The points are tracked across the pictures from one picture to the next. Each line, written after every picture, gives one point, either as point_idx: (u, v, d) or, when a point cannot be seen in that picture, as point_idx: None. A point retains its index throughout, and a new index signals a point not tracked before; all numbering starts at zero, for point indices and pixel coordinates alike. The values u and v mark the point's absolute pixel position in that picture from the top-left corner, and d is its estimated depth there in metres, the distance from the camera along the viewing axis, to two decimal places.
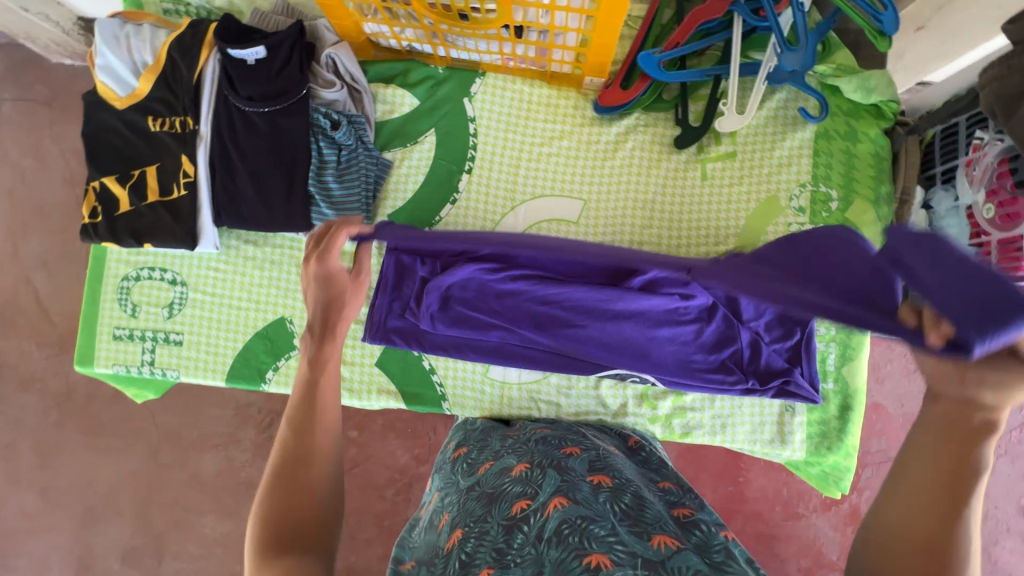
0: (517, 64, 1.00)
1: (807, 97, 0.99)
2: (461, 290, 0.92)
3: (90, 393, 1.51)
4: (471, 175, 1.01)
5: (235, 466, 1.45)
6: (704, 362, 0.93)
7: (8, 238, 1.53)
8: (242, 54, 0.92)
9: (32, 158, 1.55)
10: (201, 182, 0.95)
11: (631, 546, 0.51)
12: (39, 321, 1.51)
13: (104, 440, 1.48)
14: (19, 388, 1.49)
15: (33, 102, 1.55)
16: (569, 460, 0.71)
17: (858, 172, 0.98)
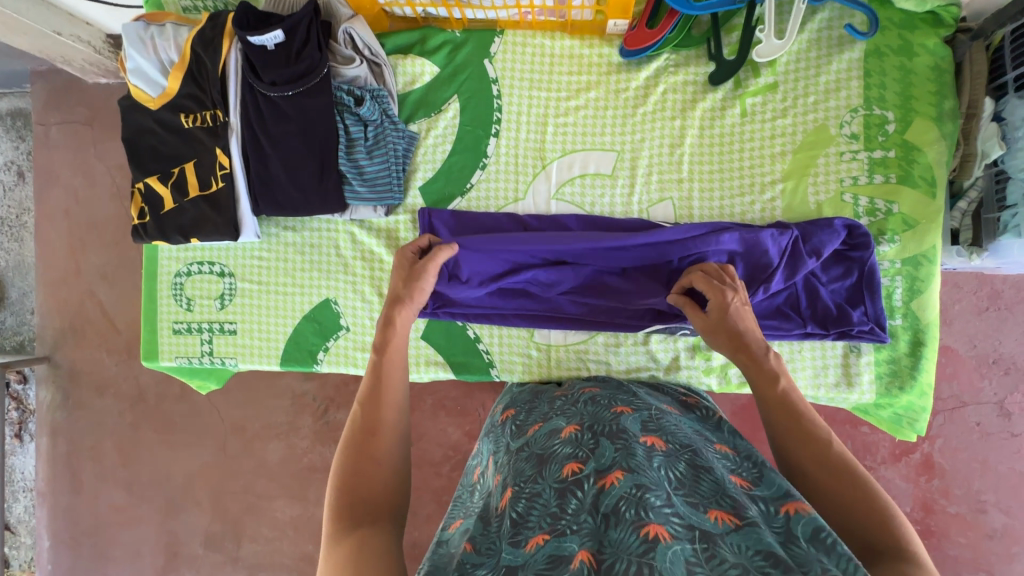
0: (535, 17, 0.96)
1: (853, 12, 0.91)
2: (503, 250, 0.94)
3: (159, 394, 1.59)
4: (499, 139, 0.99)
5: (298, 452, 1.51)
6: (761, 307, 0.90)
7: (70, 254, 1.62)
8: (262, 41, 0.92)
9: (81, 178, 1.62)
10: (236, 173, 0.98)
11: (689, 519, 0.50)
12: (106, 329, 1.60)
13: (176, 435, 1.57)
14: (96, 392, 1.60)
15: (77, 124, 1.62)
16: (621, 421, 0.67)
17: (917, 88, 0.90)
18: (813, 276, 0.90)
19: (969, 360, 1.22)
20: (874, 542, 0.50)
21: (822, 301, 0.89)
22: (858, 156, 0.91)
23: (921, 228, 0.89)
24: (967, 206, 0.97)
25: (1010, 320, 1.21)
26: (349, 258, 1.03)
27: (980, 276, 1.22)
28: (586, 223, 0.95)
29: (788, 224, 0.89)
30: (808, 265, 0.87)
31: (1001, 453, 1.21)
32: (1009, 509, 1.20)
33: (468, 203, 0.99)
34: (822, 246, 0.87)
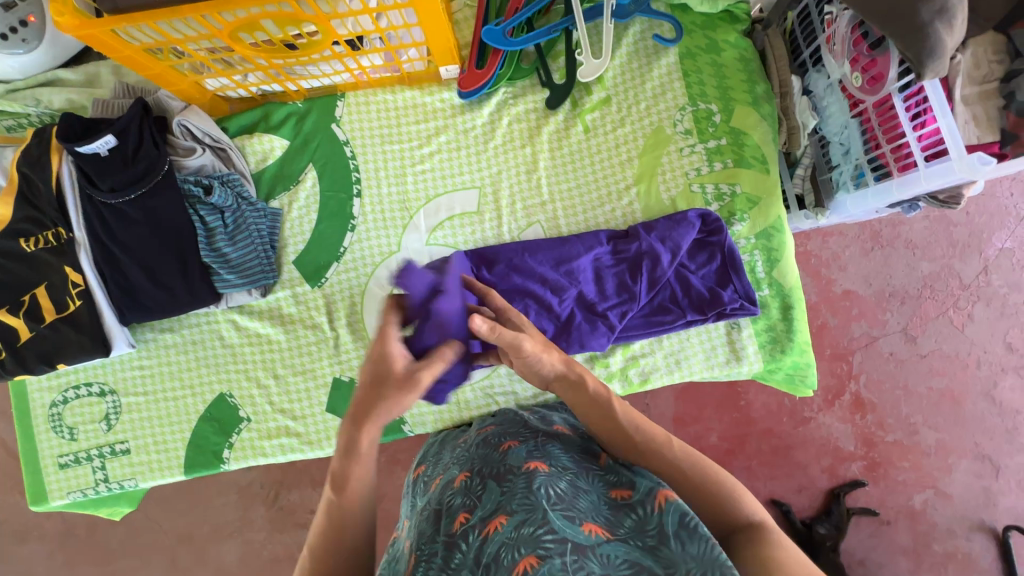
0: (371, 76, 0.98)
1: (660, 23, 0.99)
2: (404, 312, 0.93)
3: (91, 523, 1.46)
4: (362, 199, 0.99)
5: (256, 547, 1.42)
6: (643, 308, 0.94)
7: None
8: (92, 148, 0.89)
9: None
10: (94, 288, 0.93)
11: (560, 531, 0.52)
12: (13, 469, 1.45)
13: (118, 563, 1.43)
14: (16, 540, 1.44)
15: None
16: (508, 458, 0.66)
17: (730, 80, 0.99)
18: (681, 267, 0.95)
19: (869, 299, 1.31)
20: (733, 530, 0.55)
21: (694, 287, 0.94)
22: (696, 148, 0.98)
23: (765, 202, 0.97)
24: (804, 171, 1.04)
25: (893, 255, 1.32)
26: (234, 348, 0.99)
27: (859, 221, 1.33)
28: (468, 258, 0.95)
29: (647, 229, 0.94)
30: (671, 260, 0.92)
31: (916, 375, 1.30)
32: (936, 425, 1.29)
33: (345, 266, 0.99)
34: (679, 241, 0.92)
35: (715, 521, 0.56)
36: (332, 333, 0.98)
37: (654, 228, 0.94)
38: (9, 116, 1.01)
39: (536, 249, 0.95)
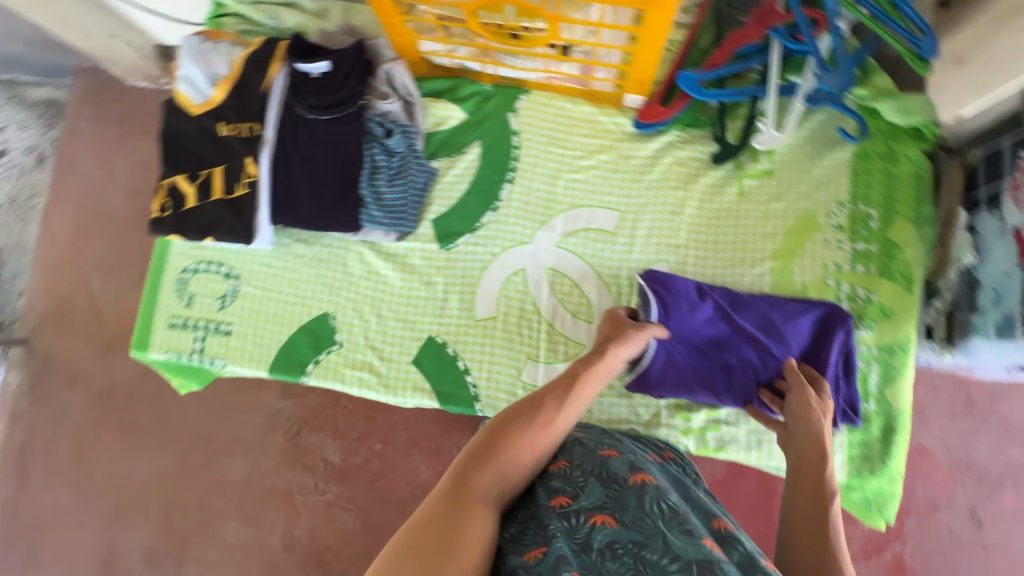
0: (560, 82, 1.05)
1: (846, 118, 1.01)
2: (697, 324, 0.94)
3: (129, 394, 1.68)
4: (512, 185, 1.05)
5: (261, 472, 1.58)
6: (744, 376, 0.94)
7: (73, 242, 1.77)
8: (309, 68, 1.02)
9: (98, 169, 1.80)
10: (262, 182, 1.02)
11: (682, 555, 0.55)
12: (92, 320, 1.73)
13: (139, 438, 1.64)
14: (66, 383, 1.69)
15: (107, 114, 1.82)
16: (610, 464, 0.70)
17: (899, 192, 0.98)
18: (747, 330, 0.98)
19: (944, 464, 1.23)
20: None
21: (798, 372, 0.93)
22: (843, 245, 0.98)
23: (898, 319, 0.95)
24: (942, 306, 1.01)
25: (984, 429, 1.23)
26: (353, 277, 1.06)
27: (957, 380, 1.25)
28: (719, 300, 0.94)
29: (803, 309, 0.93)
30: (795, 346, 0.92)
31: (973, 562, 1.20)
32: None
33: (476, 240, 1.04)
34: (829, 337, 0.92)
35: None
36: (444, 293, 1.04)
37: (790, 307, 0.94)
38: (246, 22, 1.15)
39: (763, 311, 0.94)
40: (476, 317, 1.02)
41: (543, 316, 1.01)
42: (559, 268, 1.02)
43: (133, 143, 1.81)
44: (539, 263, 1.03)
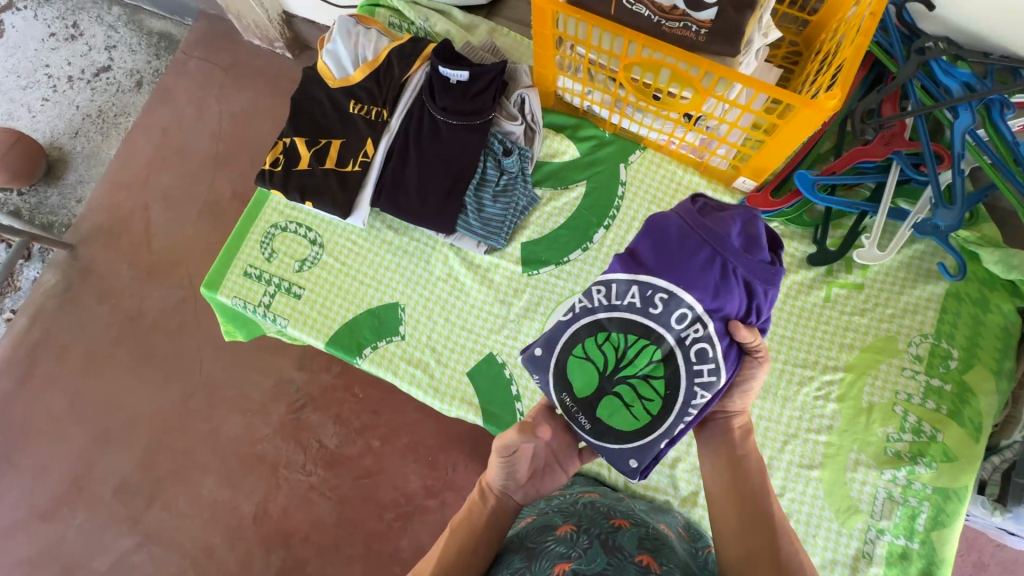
0: (678, 148, 1.08)
1: (946, 254, 1.02)
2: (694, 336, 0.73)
3: (151, 322, 1.82)
4: (606, 231, 1.08)
5: (255, 435, 1.65)
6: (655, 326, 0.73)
7: (143, 165, 2.06)
8: (449, 74, 1.06)
9: (193, 107, 2.14)
10: (374, 165, 1.06)
11: None
12: (135, 240, 1.94)
13: (147, 367, 1.76)
14: (95, 296, 1.86)
15: (213, 64, 2.18)
16: (618, 536, 0.75)
17: (983, 340, 0.98)
18: (639, 306, 0.72)
19: None
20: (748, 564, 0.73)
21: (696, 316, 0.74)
22: (917, 377, 0.98)
23: (958, 464, 0.93)
24: (999, 462, 1.00)
25: None
26: (431, 276, 1.08)
27: (970, 539, 1.21)
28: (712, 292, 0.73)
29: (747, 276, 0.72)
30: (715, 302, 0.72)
31: None
32: None
33: (558, 273, 1.06)
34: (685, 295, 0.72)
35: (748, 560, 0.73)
36: (516, 315, 1.05)
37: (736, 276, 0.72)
38: (397, 16, 1.21)
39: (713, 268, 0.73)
40: None
41: None
42: None
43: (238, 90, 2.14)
44: None
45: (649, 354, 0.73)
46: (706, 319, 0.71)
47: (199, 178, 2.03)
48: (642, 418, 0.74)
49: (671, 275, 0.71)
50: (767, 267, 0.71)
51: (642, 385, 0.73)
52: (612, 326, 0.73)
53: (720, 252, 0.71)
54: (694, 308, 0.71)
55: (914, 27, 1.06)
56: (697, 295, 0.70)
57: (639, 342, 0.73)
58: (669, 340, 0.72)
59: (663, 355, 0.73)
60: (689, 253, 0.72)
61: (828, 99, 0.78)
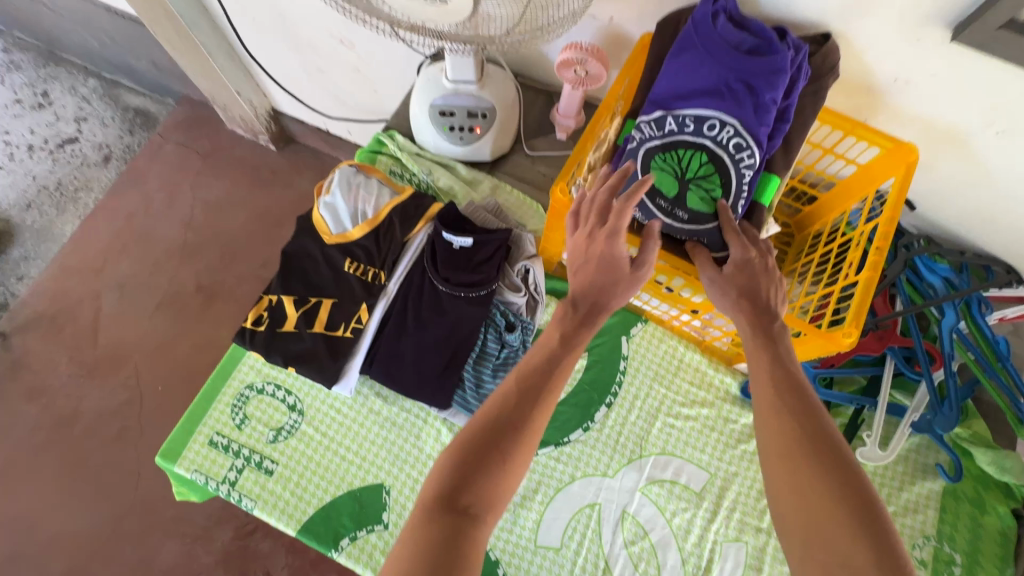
0: (679, 325, 1.08)
1: (938, 450, 1.03)
2: (732, 139, 0.79)
3: (87, 428, 1.85)
4: (608, 409, 1.04)
5: (193, 562, 1.68)
6: (686, 117, 0.81)
7: (103, 254, 2.11)
8: (452, 239, 1.03)
9: (164, 192, 2.23)
10: (367, 332, 1.00)
11: None
12: (83, 339, 1.98)
13: (72, 479, 1.77)
14: (26, 396, 1.88)
15: (194, 150, 2.29)
16: None
17: (983, 544, 0.97)
18: (676, 130, 0.81)
19: None
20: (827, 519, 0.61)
21: (750, 103, 0.78)
22: None
23: None
24: None
25: None
26: (422, 454, 1.00)
27: None
28: (728, 98, 0.79)
29: (751, 75, 0.78)
30: (774, 94, 0.78)
31: None
32: None
33: (557, 455, 1.00)
34: (737, 103, 0.79)
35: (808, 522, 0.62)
36: (512, 504, 0.97)
37: (751, 79, 0.78)
38: (400, 165, 1.22)
39: (719, 89, 0.79)
40: (537, 542, 0.95)
41: (607, 565, 0.94)
42: (636, 515, 0.97)
43: (212, 175, 2.25)
44: (617, 503, 0.98)
45: (700, 160, 0.80)
46: (743, 133, 0.79)
47: (160, 269, 2.09)
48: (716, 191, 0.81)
49: (702, 102, 0.80)
50: (771, 67, 0.77)
51: (708, 180, 0.80)
52: (663, 146, 0.82)
53: (725, 68, 0.79)
54: (722, 117, 0.79)
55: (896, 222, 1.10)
56: (728, 110, 0.79)
57: (694, 153, 0.80)
58: (713, 148, 0.79)
59: (710, 157, 0.80)
60: (704, 94, 0.80)
61: (845, 338, 0.80)
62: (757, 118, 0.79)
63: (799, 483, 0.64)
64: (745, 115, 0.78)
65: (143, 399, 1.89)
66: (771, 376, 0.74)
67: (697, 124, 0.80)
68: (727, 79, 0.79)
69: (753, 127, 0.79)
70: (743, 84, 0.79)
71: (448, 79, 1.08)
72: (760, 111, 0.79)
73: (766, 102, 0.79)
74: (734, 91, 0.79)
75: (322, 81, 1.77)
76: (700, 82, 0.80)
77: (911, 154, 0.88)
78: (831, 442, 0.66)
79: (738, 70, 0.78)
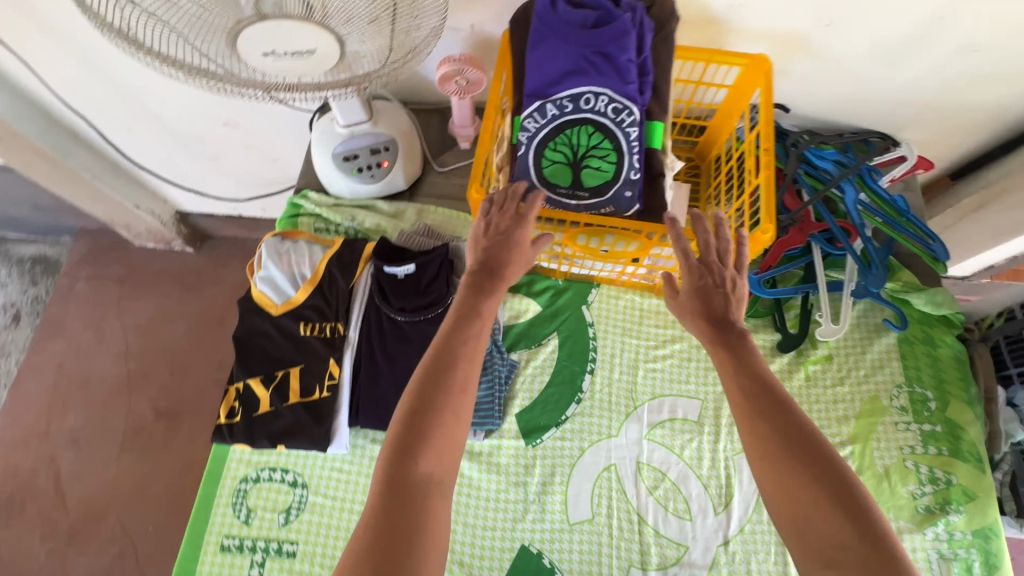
0: (629, 279, 1.14)
1: (882, 308, 1.14)
2: (609, 105, 0.87)
3: None
4: (593, 376, 1.08)
5: None
6: (563, 100, 0.88)
7: (43, 415, 1.94)
8: (394, 270, 1.05)
9: (90, 330, 2.07)
10: (344, 384, 1.01)
11: None
12: (50, 509, 1.82)
13: None
14: None
15: (107, 278, 2.14)
16: None
17: (945, 374, 1.08)
18: (557, 113, 0.88)
19: None
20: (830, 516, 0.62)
21: (613, 68, 0.86)
22: (911, 426, 1.04)
23: (979, 501, 0.99)
24: (1003, 477, 1.09)
25: None
26: None
27: None
28: (593, 70, 0.87)
29: (605, 42, 0.86)
30: (629, 54, 0.86)
31: None
32: None
33: (562, 434, 1.03)
34: (601, 72, 0.87)
35: (809, 515, 0.63)
36: (536, 494, 0.99)
37: (606, 47, 0.86)
38: (322, 220, 1.22)
39: (584, 63, 0.87)
40: (571, 520, 0.97)
41: (641, 516, 0.98)
42: (650, 461, 1.01)
43: (134, 297, 2.11)
44: (629, 457, 1.02)
45: (588, 132, 0.88)
46: (616, 98, 0.87)
47: (112, 409, 1.94)
48: (609, 159, 0.89)
49: (573, 81, 0.87)
50: (619, 33, 0.85)
51: (599, 152, 0.89)
52: (551, 134, 0.89)
53: (578, 45, 0.86)
54: (594, 91, 0.87)
55: (780, 126, 1.21)
56: (595, 82, 0.87)
57: (581, 130, 0.88)
58: (596, 120, 0.88)
59: (596, 129, 0.88)
60: (572, 73, 0.87)
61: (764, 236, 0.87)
62: (624, 80, 0.87)
63: (793, 485, 0.65)
64: (613, 81, 0.87)
65: (137, 545, 1.77)
66: (739, 383, 0.72)
67: (574, 103, 0.88)
68: (585, 53, 0.86)
69: (623, 88, 0.87)
70: (601, 53, 0.86)
71: (341, 125, 1.12)
72: (624, 73, 0.87)
73: (626, 61, 0.86)
74: (596, 62, 0.87)
75: (220, 168, 1.75)
76: (563, 63, 0.87)
77: (766, 63, 0.97)
78: (814, 447, 0.66)
79: (592, 41, 0.86)
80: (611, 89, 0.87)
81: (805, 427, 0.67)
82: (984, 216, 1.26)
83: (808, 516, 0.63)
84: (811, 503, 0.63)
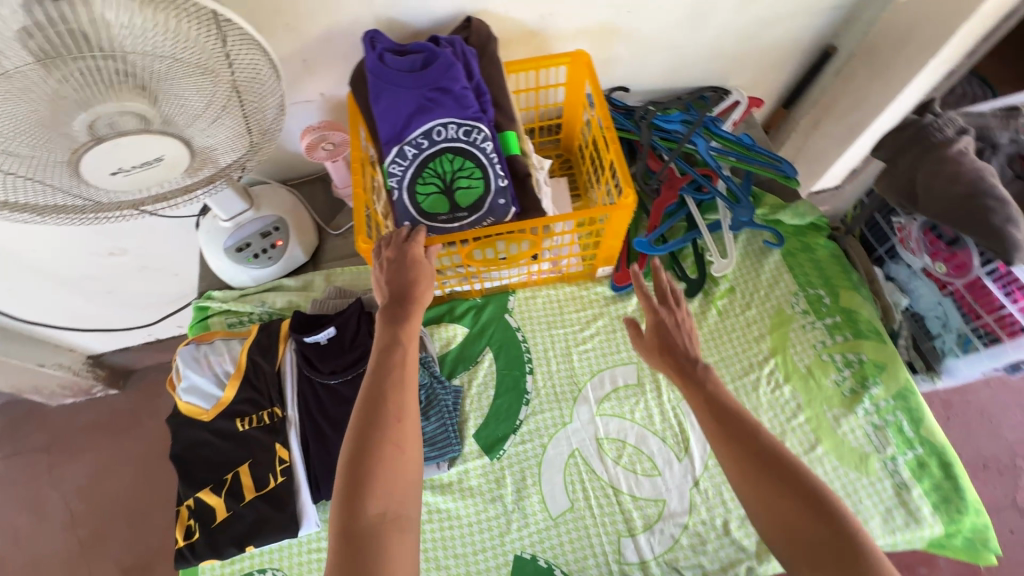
0: (539, 277, 1.20)
1: (761, 232, 1.26)
2: (458, 131, 0.96)
3: None
4: (533, 375, 1.13)
5: None
6: (417, 138, 0.96)
7: None
8: (315, 338, 1.06)
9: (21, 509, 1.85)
10: (297, 464, 0.99)
11: None
12: None
13: None
14: None
15: (26, 449, 1.93)
16: None
17: (829, 271, 1.21)
18: (416, 151, 0.96)
19: None
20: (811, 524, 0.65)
21: (450, 98, 0.95)
22: (817, 324, 1.16)
23: (890, 368, 1.10)
24: (908, 342, 1.21)
25: (968, 424, 1.42)
26: None
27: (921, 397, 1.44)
28: (434, 104, 0.95)
29: (435, 77, 0.93)
30: (461, 82, 0.95)
31: None
32: None
33: (522, 438, 1.07)
34: (442, 104, 0.95)
35: (790, 523, 0.66)
36: (513, 503, 1.01)
37: (438, 82, 0.94)
38: (234, 315, 1.22)
39: (424, 101, 0.94)
40: (553, 515, 1.00)
41: (615, 488, 1.02)
42: (608, 434, 1.06)
43: (63, 459, 1.91)
44: (588, 437, 1.06)
45: (449, 159, 0.97)
46: (462, 122, 0.96)
47: None
48: (476, 176, 0.98)
49: (419, 118, 0.95)
50: (444, 66, 0.93)
51: (464, 173, 0.98)
52: (417, 172, 0.97)
53: (413, 87, 0.93)
54: (441, 122, 0.95)
55: (626, 105, 1.33)
56: (439, 114, 0.95)
57: (442, 160, 0.97)
58: (452, 146, 0.96)
59: (455, 155, 0.97)
60: (416, 112, 0.95)
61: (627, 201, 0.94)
62: (464, 105, 0.96)
63: (774, 502, 0.68)
64: (454, 109, 0.95)
65: None
66: (704, 405, 0.76)
67: (428, 138, 0.96)
68: (422, 92, 0.94)
69: (466, 113, 0.96)
70: (435, 88, 0.94)
71: (224, 219, 1.13)
72: (462, 100, 0.95)
73: (460, 89, 0.95)
74: (434, 96, 0.95)
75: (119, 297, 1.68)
76: (406, 106, 0.94)
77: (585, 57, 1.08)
78: (785, 467, 0.69)
79: (423, 79, 0.93)
80: (455, 117, 0.96)
81: (773, 448, 0.71)
82: (820, 128, 1.44)
83: (791, 529, 0.66)
84: (790, 513, 0.67)
